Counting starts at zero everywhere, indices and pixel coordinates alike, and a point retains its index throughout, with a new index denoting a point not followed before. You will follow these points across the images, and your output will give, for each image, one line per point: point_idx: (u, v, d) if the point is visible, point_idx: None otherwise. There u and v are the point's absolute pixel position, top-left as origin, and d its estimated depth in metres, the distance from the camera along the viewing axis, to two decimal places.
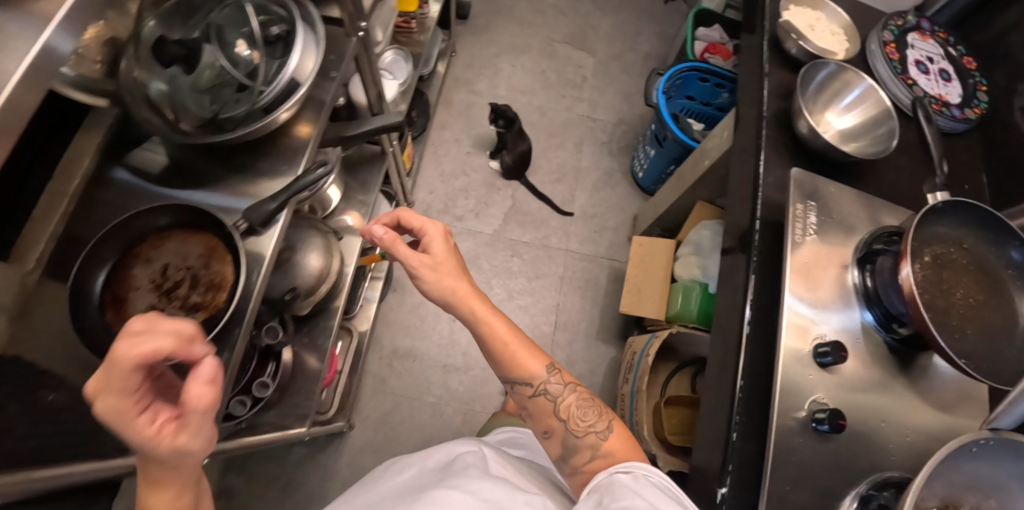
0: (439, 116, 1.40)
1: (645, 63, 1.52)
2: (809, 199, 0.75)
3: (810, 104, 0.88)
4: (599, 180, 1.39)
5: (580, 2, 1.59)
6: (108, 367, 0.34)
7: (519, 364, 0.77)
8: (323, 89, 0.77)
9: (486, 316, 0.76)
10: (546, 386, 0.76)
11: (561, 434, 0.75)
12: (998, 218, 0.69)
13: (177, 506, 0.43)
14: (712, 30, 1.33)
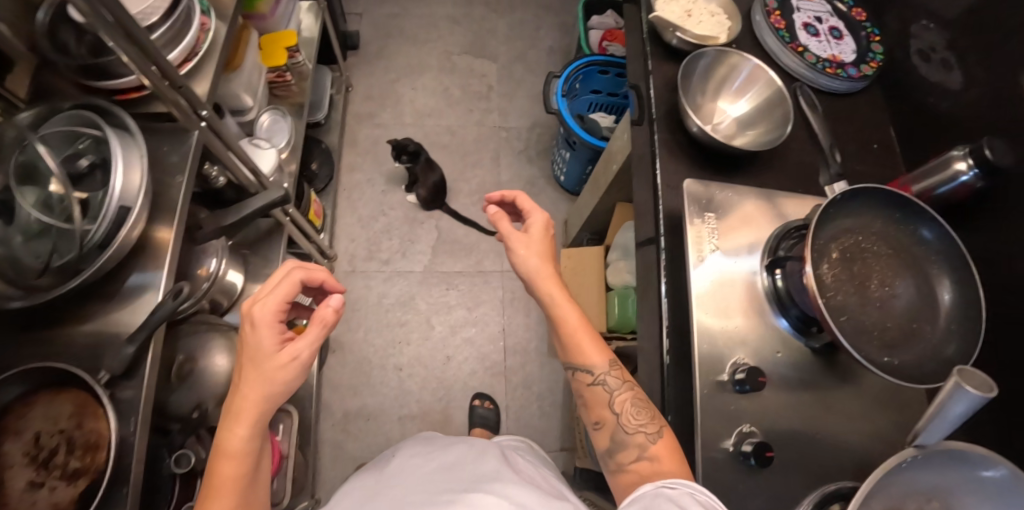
0: (346, 159, 1.34)
1: (548, 60, 1.48)
2: (706, 212, 0.71)
3: (699, 97, 0.83)
4: (522, 192, 1.36)
5: (472, 7, 1.52)
6: (269, 290, 0.63)
7: (583, 349, 0.75)
8: (172, 195, 0.70)
9: (560, 305, 0.75)
10: (605, 379, 0.73)
11: (612, 427, 0.71)
12: (902, 197, 0.63)
13: (246, 416, 0.59)
14: (606, 17, 1.31)
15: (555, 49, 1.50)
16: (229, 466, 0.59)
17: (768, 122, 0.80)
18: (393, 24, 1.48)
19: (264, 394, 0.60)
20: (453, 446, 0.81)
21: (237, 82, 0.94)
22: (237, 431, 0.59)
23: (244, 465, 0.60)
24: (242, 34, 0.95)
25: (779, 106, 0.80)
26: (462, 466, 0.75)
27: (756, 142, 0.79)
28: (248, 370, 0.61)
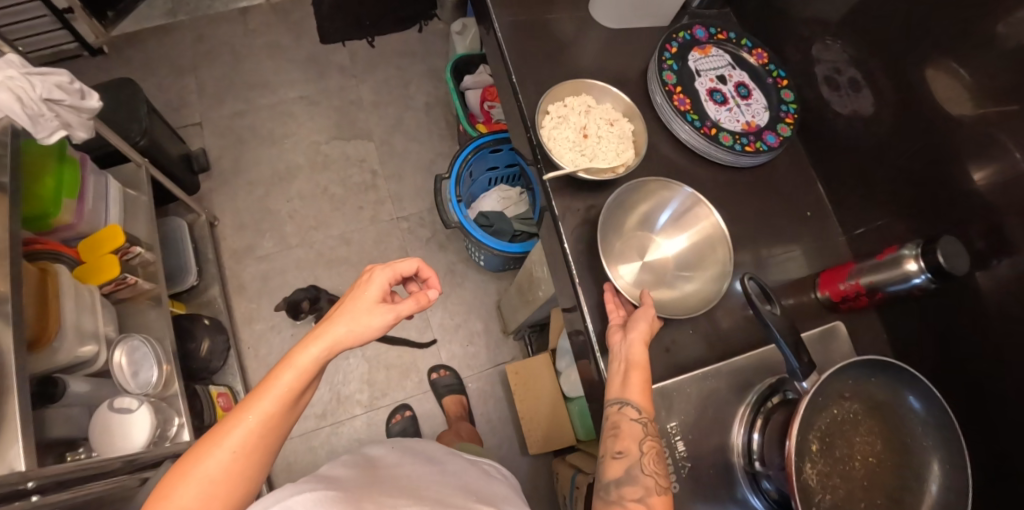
0: (238, 309, 1.10)
1: (432, 121, 1.27)
2: (668, 421, 0.62)
3: (630, 231, 0.73)
4: (445, 284, 1.17)
5: (327, 77, 1.28)
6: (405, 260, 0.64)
7: (631, 390, 0.59)
8: None
9: (635, 364, 0.60)
10: (648, 423, 0.58)
11: (631, 460, 0.57)
12: (872, 362, 0.57)
13: (321, 342, 0.55)
14: (480, 74, 1.13)
15: (436, 106, 1.29)
16: (291, 376, 0.54)
17: (708, 267, 0.71)
18: (238, 124, 1.21)
19: (352, 330, 0.57)
20: (446, 461, 0.77)
21: (65, 345, 0.74)
22: (312, 348, 0.55)
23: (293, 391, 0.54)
24: (46, 283, 0.73)
25: (721, 251, 0.71)
26: (470, 484, 0.72)
27: (693, 294, 0.71)
28: (346, 304, 0.59)
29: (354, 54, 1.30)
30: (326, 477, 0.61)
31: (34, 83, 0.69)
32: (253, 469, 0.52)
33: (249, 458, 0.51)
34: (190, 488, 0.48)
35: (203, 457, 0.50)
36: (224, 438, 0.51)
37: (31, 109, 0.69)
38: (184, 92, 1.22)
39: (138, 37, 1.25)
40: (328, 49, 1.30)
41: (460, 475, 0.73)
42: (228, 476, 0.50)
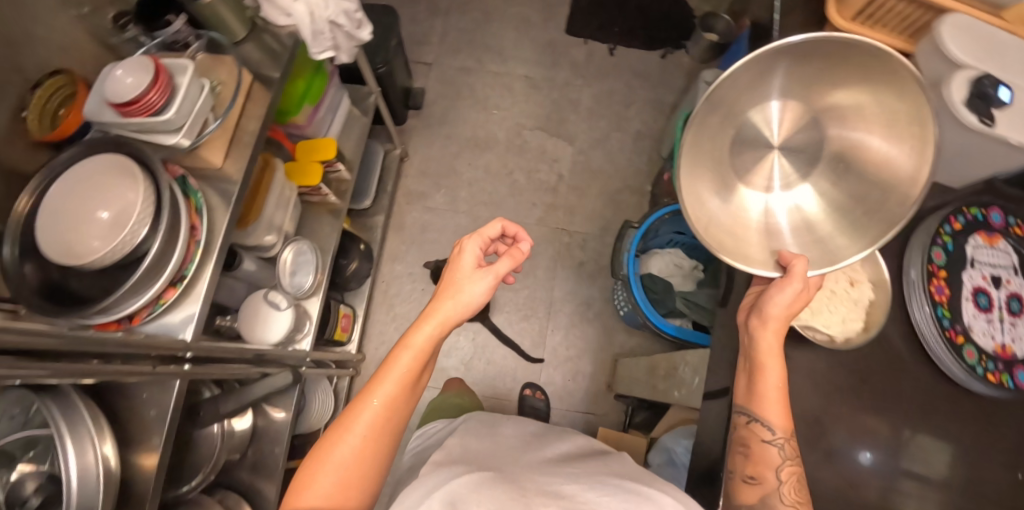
0: (390, 244, 1.16)
1: (637, 150, 1.22)
2: None
3: (772, 105, 0.57)
4: (575, 313, 1.11)
5: (556, 68, 1.28)
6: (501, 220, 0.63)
7: (769, 402, 0.57)
8: (144, 406, 0.66)
9: (768, 356, 0.58)
10: (783, 444, 0.57)
11: (766, 489, 0.57)
12: None
13: (426, 325, 0.57)
14: None
15: (645, 137, 1.23)
16: (406, 358, 0.57)
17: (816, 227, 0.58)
18: (460, 78, 1.26)
19: (450, 307, 0.57)
20: (568, 441, 0.86)
21: (256, 231, 0.81)
22: (422, 327, 0.57)
23: (410, 374, 0.57)
24: (264, 173, 0.80)
25: (859, 239, 0.54)
26: (580, 459, 0.79)
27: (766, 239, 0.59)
28: (446, 280, 0.59)
29: (591, 53, 1.29)
30: (464, 456, 0.74)
31: (328, 4, 0.76)
32: (379, 457, 0.55)
33: (374, 445, 0.55)
34: (326, 476, 0.52)
35: (336, 443, 0.54)
36: (351, 428, 0.54)
37: (317, 27, 0.76)
38: (430, 31, 1.29)
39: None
40: (568, 40, 1.30)
41: (581, 454, 0.80)
42: (358, 464, 0.54)
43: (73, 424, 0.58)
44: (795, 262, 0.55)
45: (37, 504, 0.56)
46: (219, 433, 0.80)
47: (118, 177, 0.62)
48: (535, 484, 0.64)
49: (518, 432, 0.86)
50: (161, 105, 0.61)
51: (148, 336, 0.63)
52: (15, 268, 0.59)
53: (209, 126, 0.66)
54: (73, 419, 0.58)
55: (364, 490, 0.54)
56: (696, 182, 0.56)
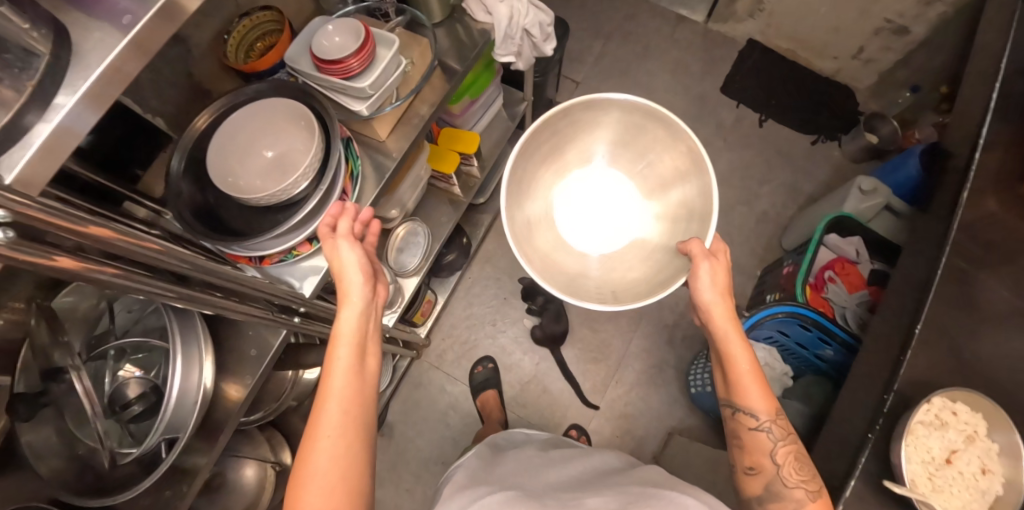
0: (487, 246, 1.19)
1: (757, 231, 1.21)
2: None
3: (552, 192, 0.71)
4: (644, 373, 1.12)
5: (699, 125, 1.30)
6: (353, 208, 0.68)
7: (747, 388, 0.62)
8: (243, 340, 0.66)
9: (738, 347, 0.61)
10: (772, 427, 0.61)
11: (766, 476, 0.61)
12: None
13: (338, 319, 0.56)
14: (847, 242, 1.00)
15: (769, 219, 1.22)
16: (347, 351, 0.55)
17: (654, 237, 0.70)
18: None
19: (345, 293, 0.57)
20: (591, 456, 0.86)
21: (386, 204, 0.82)
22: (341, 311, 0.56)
23: (350, 361, 0.55)
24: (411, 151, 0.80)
25: (697, 187, 0.65)
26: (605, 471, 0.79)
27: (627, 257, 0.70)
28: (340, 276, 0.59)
29: (740, 118, 1.30)
30: (490, 478, 0.77)
31: (528, 12, 0.75)
32: (361, 457, 0.52)
33: (353, 445, 0.52)
34: (311, 492, 0.49)
35: (311, 456, 0.50)
36: (320, 435, 0.51)
37: (510, 31, 0.75)
38: (591, 52, 1.35)
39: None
40: (720, 98, 1.32)
41: (608, 469, 0.80)
42: (343, 473, 0.50)
43: (187, 343, 0.57)
44: (714, 246, 0.63)
45: (139, 411, 0.55)
46: (290, 379, 0.82)
47: (295, 127, 0.63)
48: (557, 498, 0.66)
49: (529, 453, 0.87)
50: (357, 74, 0.59)
51: (272, 283, 0.63)
52: (175, 181, 0.59)
53: (390, 105, 0.65)
54: (188, 337, 0.57)
55: (359, 499, 0.51)
56: (546, 252, 0.68)
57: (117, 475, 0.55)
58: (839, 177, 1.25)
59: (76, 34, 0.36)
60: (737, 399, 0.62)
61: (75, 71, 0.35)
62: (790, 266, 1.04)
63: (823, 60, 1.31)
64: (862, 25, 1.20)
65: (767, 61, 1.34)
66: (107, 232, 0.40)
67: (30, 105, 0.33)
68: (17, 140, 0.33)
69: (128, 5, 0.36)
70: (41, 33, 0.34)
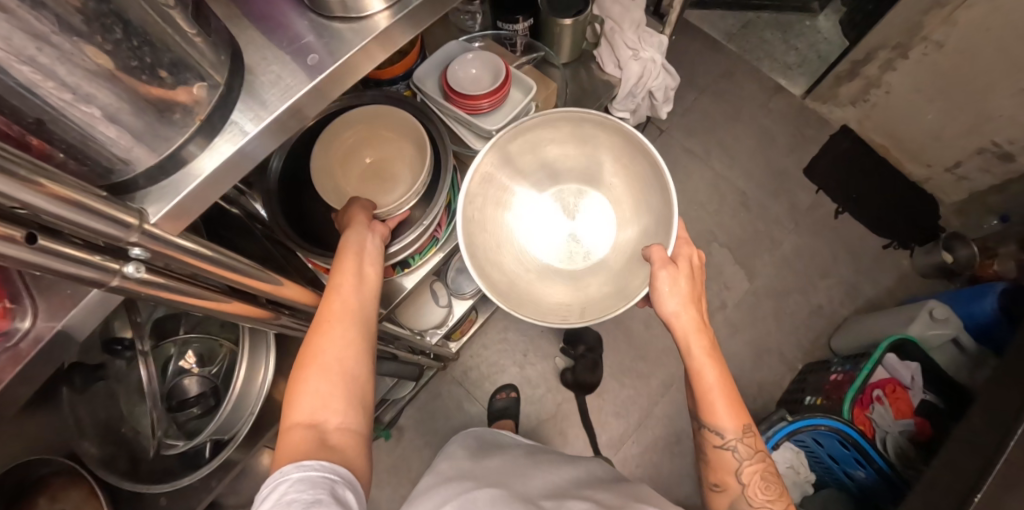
0: None
1: (808, 323, 1.19)
2: None
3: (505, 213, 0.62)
4: (662, 439, 1.10)
5: (774, 200, 1.26)
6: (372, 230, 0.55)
7: (717, 404, 0.54)
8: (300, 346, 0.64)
9: (704, 360, 0.53)
10: (739, 446, 0.54)
11: (731, 495, 0.56)
12: None
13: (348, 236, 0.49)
14: (905, 366, 0.96)
15: (822, 314, 1.19)
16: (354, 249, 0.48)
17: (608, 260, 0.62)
18: (681, 158, 1.29)
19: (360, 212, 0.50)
20: (575, 463, 0.77)
21: None
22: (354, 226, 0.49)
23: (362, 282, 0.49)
24: None
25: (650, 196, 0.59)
26: (591, 477, 0.73)
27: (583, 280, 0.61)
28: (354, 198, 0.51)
29: (815, 205, 1.26)
30: (468, 469, 0.72)
31: (657, 73, 0.76)
32: (366, 356, 0.47)
33: (359, 344, 0.46)
34: (314, 388, 0.44)
35: (320, 349, 0.45)
36: (330, 320, 0.46)
37: (635, 89, 0.76)
38: (681, 103, 1.33)
39: (694, 35, 1.39)
40: (801, 178, 1.28)
41: (595, 476, 0.74)
42: (349, 371, 0.45)
43: (256, 348, 0.57)
44: (677, 250, 0.54)
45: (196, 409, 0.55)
46: None
47: (410, 146, 0.57)
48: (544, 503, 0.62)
49: (512, 451, 0.80)
50: (484, 112, 0.59)
51: None
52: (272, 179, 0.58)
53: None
54: (257, 341, 0.57)
55: (363, 400, 0.46)
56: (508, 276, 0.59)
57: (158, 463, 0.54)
58: (902, 289, 1.21)
59: (255, 58, 0.32)
60: (700, 414, 0.55)
61: (247, 103, 0.31)
62: (840, 374, 1.02)
63: (914, 165, 1.26)
64: (965, 141, 1.15)
65: (856, 152, 1.30)
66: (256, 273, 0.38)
67: (196, 138, 0.29)
68: (170, 174, 0.29)
69: (314, 41, 0.32)
70: (220, 59, 0.29)
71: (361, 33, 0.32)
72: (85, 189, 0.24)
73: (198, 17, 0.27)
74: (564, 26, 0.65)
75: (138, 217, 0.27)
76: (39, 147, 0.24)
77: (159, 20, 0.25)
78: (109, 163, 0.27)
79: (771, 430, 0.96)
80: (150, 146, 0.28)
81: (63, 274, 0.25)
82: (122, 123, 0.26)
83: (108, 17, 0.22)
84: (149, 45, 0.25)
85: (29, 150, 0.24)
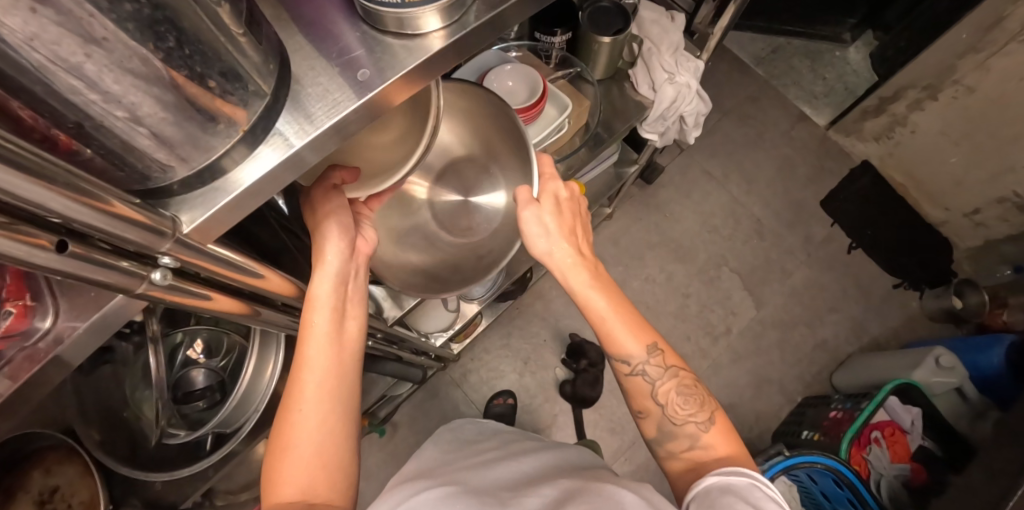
0: (543, 283, 1.18)
1: (811, 357, 1.18)
2: None
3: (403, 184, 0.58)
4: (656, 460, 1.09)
5: (787, 229, 1.26)
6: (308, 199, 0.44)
7: (611, 329, 0.50)
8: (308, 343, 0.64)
9: (587, 287, 0.50)
10: (648, 367, 0.50)
11: (655, 417, 0.51)
12: None
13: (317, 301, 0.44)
14: (908, 411, 0.96)
15: (825, 349, 1.19)
16: (324, 316, 0.44)
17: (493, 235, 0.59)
18: (699, 180, 1.28)
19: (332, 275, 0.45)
20: (552, 450, 0.65)
21: None
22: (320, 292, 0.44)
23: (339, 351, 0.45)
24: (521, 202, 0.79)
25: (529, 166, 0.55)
26: (562, 467, 0.59)
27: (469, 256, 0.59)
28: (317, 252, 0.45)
29: (830, 238, 1.26)
30: (417, 470, 0.64)
31: (690, 98, 0.76)
32: (345, 430, 0.44)
33: (338, 419, 0.44)
34: (289, 478, 0.41)
35: (293, 436, 0.42)
36: (300, 403, 0.43)
37: (666, 113, 0.75)
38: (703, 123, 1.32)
39: (722, 56, 1.38)
40: (818, 210, 1.27)
41: (564, 464, 0.60)
42: (327, 456, 0.43)
43: (266, 347, 0.57)
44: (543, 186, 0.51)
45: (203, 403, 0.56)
46: None
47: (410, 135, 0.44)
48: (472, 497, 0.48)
49: (475, 445, 0.71)
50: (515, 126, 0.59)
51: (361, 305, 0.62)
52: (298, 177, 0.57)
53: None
54: (268, 338, 0.58)
55: (343, 480, 0.44)
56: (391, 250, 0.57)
57: (156, 450, 0.54)
58: (908, 331, 1.20)
59: (303, 68, 0.31)
60: (602, 344, 0.51)
61: (290, 115, 0.31)
62: (840, 412, 1.01)
63: (931, 207, 1.25)
64: (986, 189, 1.14)
65: (875, 189, 1.29)
66: (263, 277, 0.38)
67: (238, 147, 0.29)
68: (206, 183, 0.29)
69: (364, 56, 0.32)
70: (269, 68, 0.29)
71: (412, 51, 0.32)
72: (120, 198, 0.24)
73: (251, 23, 0.27)
74: (603, 44, 0.64)
75: (170, 225, 0.28)
76: (65, 142, 0.23)
77: (213, 28, 0.24)
78: (145, 169, 0.26)
79: (767, 463, 0.94)
80: (186, 156, 0.27)
81: (89, 280, 0.25)
82: (161, 132, 0.25)
83: (163, 26, 0.22)
84: (200, 54, 0.24)
85: (54, 145, 0.23)
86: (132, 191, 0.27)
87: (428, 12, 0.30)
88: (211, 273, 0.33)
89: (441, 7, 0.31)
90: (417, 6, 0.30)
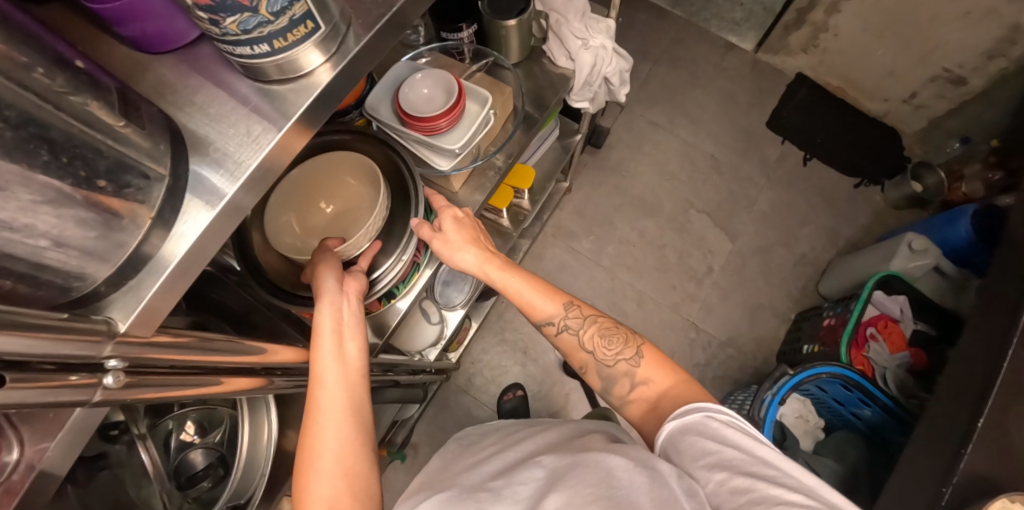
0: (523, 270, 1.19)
1: (794, 273, 1.21)
2: None
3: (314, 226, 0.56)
4: None
5: (742, 157, 1.28)
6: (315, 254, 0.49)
7: (527, 295, 0.56)
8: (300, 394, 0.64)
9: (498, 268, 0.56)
10: (571, 322, 0.54)
11: (593, 367, 0.54)
12: None
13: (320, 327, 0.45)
14: (892, 300, 0.99)
15: (806, 263, 1.21)
16: (327, 341, 0.44)
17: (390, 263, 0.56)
18: (647, 132, 1.29)
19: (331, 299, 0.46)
20: (551, 430, 0.65)
21: None
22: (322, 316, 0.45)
23: (351, 373, 0.45)
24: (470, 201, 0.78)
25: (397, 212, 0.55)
26: (560, 444, 0.60)
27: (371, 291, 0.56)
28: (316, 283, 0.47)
29: (784, 156, 1.28)
30: (425, 483, 0.65)
31: (609, 59, 0.76)
32: (367, 449, 0.44)
33: (356, 439, 0.43)
34: (317, 493, 0.40)
35: (314, 452, 0.42)
36: (319, 421, 0.42)
37: (591, 78, 0.75)
38: (637, 76, 1.33)
39: (639, 8, 1.38)
40: (766, 132, 1.29)
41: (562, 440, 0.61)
42: (349, 466, 0.42)
43: (255, 409, 0.58)
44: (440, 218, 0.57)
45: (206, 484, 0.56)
46: None
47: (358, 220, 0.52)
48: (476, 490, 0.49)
49: (474, 449, 0.72)
50: (443, 131, 0.58)
51: None
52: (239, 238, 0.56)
53: (471, 162, 0.63)
54: (256, 401, 0.58)
55: (366, 492, 0.42)
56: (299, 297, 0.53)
57: None
58: (879, 225, 1.23)
59: (196, 136, 0.31)
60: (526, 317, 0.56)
61: (199, 183, 0.30)
62: (832, 319, 1.04)
63: (872, 102, 1.28)
64: (918, 71, 1.16)
65: (815, 98, 1.31)
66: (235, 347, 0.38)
67: (154, 232, 0.28)
68: (133, 276, 0.29)
69: (255, 109, 0.31)
70: (160, 148, 0.28)
71: (302, 92, 0.32)
72: (43, 317, 0.24)
73: (127, 110, 0.26)
74: (510, 27, 0.63)
75: (104, 328, 0.27)
76: None
77: (85, 128, 0.23)
78: (64, 282, 0.25)
79: (776, 386, 0.95)
80: (101, 258, 0.26)
81: (41, 405, 0.24)
82: (69, 243, 0.24)
83: (33, 142, 0.21)
84: (80, 157, 0.23)
85: None
86: (59, 305, 0.27)
87: (305, 50, 0.30)
88: (170, 361, 0.32)
89: (318, 41, 0.30)
90: (291, 49, 0.29)
